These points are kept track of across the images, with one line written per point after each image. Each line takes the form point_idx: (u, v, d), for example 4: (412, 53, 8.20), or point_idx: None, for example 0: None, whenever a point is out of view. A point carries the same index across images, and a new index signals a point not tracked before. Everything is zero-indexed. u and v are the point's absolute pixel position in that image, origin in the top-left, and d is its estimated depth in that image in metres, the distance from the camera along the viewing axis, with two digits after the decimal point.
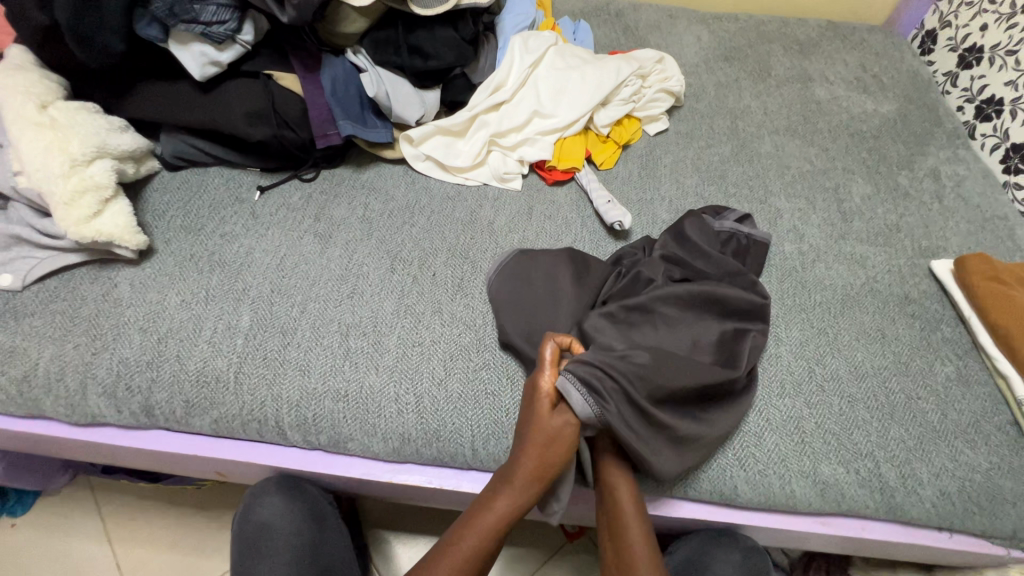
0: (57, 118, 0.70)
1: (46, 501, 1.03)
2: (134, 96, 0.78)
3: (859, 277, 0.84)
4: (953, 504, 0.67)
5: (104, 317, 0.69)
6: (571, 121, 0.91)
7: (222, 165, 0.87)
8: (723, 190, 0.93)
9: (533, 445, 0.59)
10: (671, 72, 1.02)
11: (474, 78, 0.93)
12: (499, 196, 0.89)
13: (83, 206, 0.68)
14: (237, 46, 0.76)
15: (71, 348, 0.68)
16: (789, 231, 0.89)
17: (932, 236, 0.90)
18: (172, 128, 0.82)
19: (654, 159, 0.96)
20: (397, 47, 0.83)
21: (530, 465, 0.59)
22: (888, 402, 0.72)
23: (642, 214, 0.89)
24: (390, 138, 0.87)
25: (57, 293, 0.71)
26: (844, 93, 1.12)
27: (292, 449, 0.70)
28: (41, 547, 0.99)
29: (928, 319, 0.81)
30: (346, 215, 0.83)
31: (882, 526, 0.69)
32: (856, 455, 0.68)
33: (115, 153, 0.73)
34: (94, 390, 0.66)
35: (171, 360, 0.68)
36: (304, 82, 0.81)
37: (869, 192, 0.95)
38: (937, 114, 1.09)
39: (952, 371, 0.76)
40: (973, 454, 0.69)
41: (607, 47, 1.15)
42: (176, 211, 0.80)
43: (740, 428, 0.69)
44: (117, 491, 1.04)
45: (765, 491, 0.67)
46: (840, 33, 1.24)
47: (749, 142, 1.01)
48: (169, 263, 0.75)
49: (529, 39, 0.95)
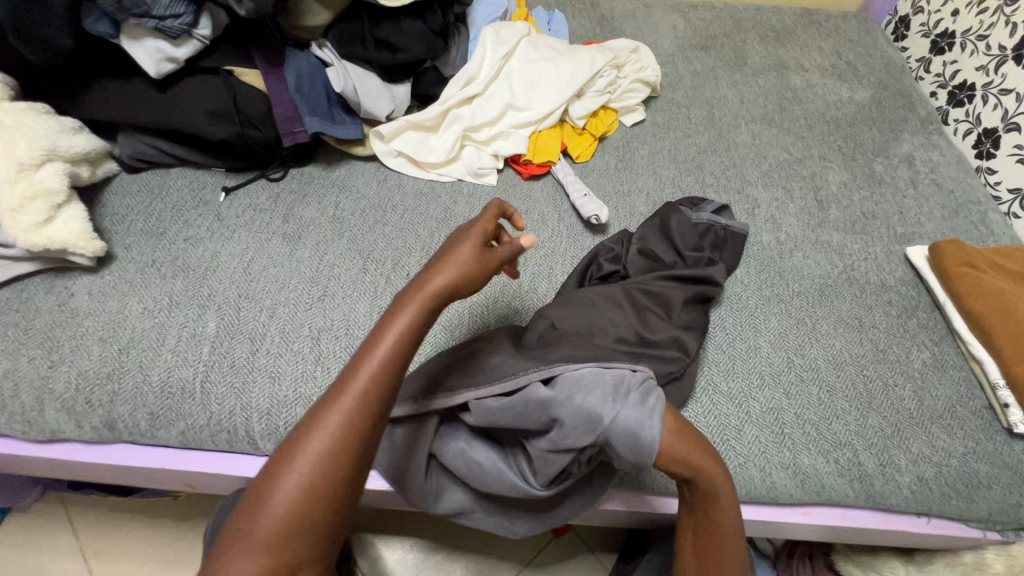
0: (2, 120, 0.66)
1: (14, 519, 0.99)
2: (87, 96, 0.75)
3: (837, 265, 0.84)
4: (931, 490, 0.67)
5: (61, 328, 0.66)
6: (546, 113, 0.89)
7: (184, 166, 0.83)
8: (700, 181, 0.92)
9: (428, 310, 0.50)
10: (647, 62, 1.01)
11: (446, 71, 0.90)
12: (474, 191, 0.87)
13: (33, 212, 0.65)
14: (195, 41, 0.73)
15: (25, 362, 0.64)
16: (767, 221, 0.88)
17: (907, 222, 0.91)
18: (130, 129, 0.78)
19: (631, 151, 0.95)
20: (363, 40, 0.80)
21: (405, 339, 0.48)
22: (866, 390, 0.72)
23: (620, 207, 0.87)
24: (360, 134, 0.84)
25: (11, 305, 0.67)
26: (820, 80, 1.11)
27: (265, 459, 0.68)
28: (11, 566, 0.95)
29: (904, 306, 0.81)
30: (315, 214, 0.81)
31: (862, 513, 0.69)
32: (836, 445, 0.68)
33: (68, 156, 0.70)
34: (52, 405, 0.64)
35: (133, 370, 0.65)
36: (268, 78, 0.78)
37: (845, 180, 0.95)
38: (911, 100, 1.10)
39: (928, 357, 0.76)
40: (950, 439, 0.70)
41: (582, 38, 1.14)
42: (137, 215, 0.77)
43: (721, 422, 0.68)
44: (90, 507, 1.01)
45: (746, 484, 0.66)
46: (815, 21, 1.24)
47: (726, 131, 1.00)
48: (130, 270, 0.72)
49: (501, 31, 0.93)
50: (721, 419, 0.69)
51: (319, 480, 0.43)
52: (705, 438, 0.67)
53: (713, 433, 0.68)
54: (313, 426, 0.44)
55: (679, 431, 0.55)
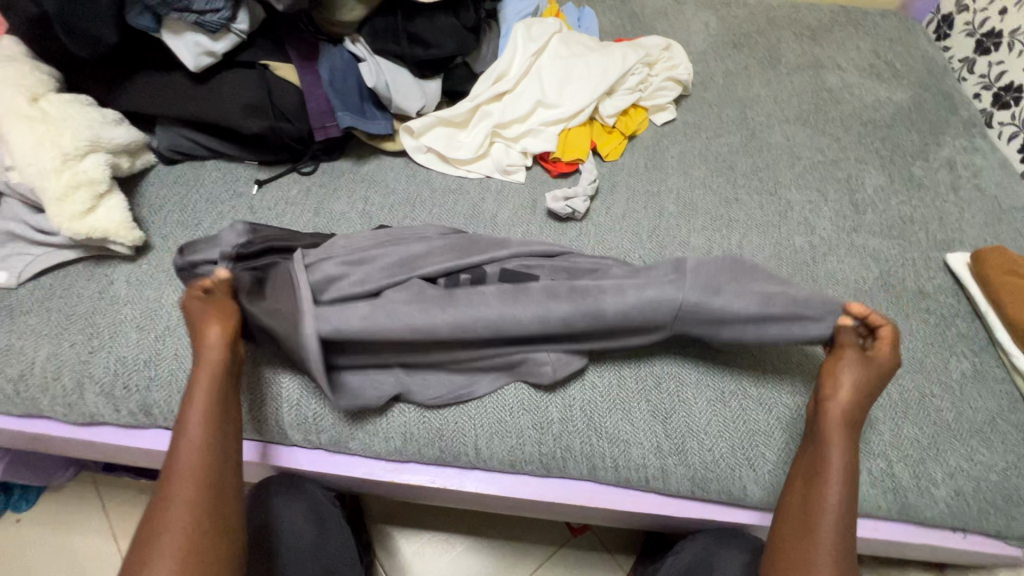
0: (48, 111, 0.68)
1: (49, 497, 1.03)
2: (128, 89, 0.76)
3: (873, 271, 0.82)
4: (968, 505, 0.65)
5: (101, 314, 0.68)
6: (576, 111, 0.88)
7: (219, 159, 0.84)
8: (731, 181, 0.91)
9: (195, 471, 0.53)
10: (678, 60, 1.00)
11: (476, 68, 0.91)
12: (502, 188, 0.87)
13: (77, 201, 0.66)
14: (233, 36, 0.74)
15: (67, 346, 0.66)
16: (800, 224, 0.86)
17: (948, 228, 0.88)
18: (168, 121, 0.80)
19: (661, 150, 0.94)
20: (397, 36, 0.81)
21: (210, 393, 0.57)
22: (902, 400, 0.70)
23: (649, 207, 0.86)
24: (391, 129, 0.85)
25: (54, 290, 0.70)
26: (856, 80, 1.08)
27: (293, 449, 0.69)
28: (46, 543, 0.99)
29: (943, 314, 0.79)
30: (346, 208, 0.81)
31: (894, 526, 0.67)
32: (869, 455, 0.67)
33: (110, 147, 0.72)
34: (91, 389, 0.65)
35: (169, 358, 0.67)
36: (302, 72, 0.79)
37: (883, 183, 0.93)
38: (954, 101, 1.06)
39: (968, 368, 0.74)
40: (990, 454, 0.67)
41: (612, 34, 1.12)
42: (173, 206, 0.79)
43: (750, 428, 0.67)
44: (121, 488, 1.03)
45: (774, 491, 0.65)
46: (853, 19, 1.20)
47: (759, 132, 0.98)
48: (167, 259, 0.74)
49: (532, 27, 0.93)
50: (750, 425, 0.67)
51: (193, 539, 0.50)
52: (733, 443, 0.66)
53: (742, 438, 0.67)
54: (167, 503, 0.51)
55: (867, 384, 0.60)
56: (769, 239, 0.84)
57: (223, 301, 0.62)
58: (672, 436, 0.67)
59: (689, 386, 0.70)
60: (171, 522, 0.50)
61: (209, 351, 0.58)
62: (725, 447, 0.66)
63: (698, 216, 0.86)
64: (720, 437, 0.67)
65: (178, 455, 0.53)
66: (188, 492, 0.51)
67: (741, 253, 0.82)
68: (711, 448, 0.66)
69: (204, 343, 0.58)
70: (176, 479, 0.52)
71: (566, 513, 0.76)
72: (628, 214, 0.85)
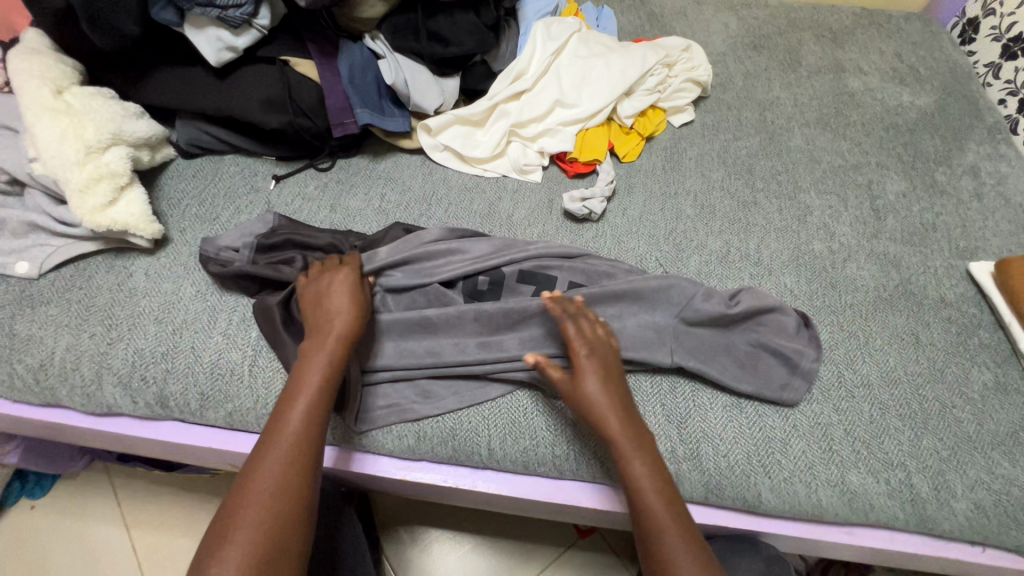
0: (72, 104, 0.69)
1: (63, 485, 1.04)
2: (149, 83, 0.77)
3: (893, 278, 0.81)
4: (989, 519, 0.64)
5: (120, 306, 0.69)
6: (594, 111, 0.88)
7: (237, 153, 0.85)
8: (750, 185, 0.90)
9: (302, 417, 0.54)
10: (698, 61, 0.99)
11: (495, 66, 0.90)
12: (519, 188, 0.86)
13: (98, 194, 0.67)
14: (254, 31, 0.74)
15: (86, 337, 0.67)
16: (819, 229, 0.85)
17: (971, 236, 0.86)
18: (188, 115, 0.80)
19: (679, 152, 0.93)
20: (417, 33, 0.80)
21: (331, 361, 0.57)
22: (921, 410, 0.69)
23: (666, 209, 0.85)
24: (408, 127, 0.85)
25: (74, 281, 0.70)
26: (879, 84, 1.07)
27: None
28: (59, 530, 1.00)
29: (965, 324, 0.77)
30: (362, 205, 0.81)
31: (911, 538, 0.67)
32: (888, 465, 0.66)
33: (131, 140, 0.72)
34: (109, 380, 0.66)
35: (186, 351, 0.67)
36: (322, 69, 0.79)
37: (904, 189, 0.91)
38: (978, 107, 1.04)
39: (990, 379, 0.73)
40: (1012, 467, 0.66)
41: (631, 34, 1.12)
42: (191, 200, 0.79)
43: (766, 434, 0.67)
44: (133, 478, 1.04)
45: (790, 500, 0.64)
46: (876, 21, 1.19)
47: (779, 135, 0.97)
48: (185, 253, 0.74)
49: (552, 26, 0.92)
50: (766, 431, 0.67)
51: (285, 489, 0.50)
52: (749, 450, 0.66)
53: (757, 444, 0.66)
54: (273, 442, 0.52)
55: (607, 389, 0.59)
56: (788, 244, 0.83)
57: (339, 268, 0.65)
58: (687, 441, 0.66)
59: (705, 390, 0.69)
60: (268, 471, 0.50)
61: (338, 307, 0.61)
62: (742, 453, 0.66)
63: (716, 219, 0.85)
64: (735, 442, 0.66)
65: (289, 407, 0.54)
66: (285, 446, 0.52)
67: (758, 257, 0.81)
68: (726, 454, 0.65)
69: (330, 305, 0.61)
70: (281, 432, 0.52)
71: (577, 516, 0.76)
72: (645, 216, 0.84)
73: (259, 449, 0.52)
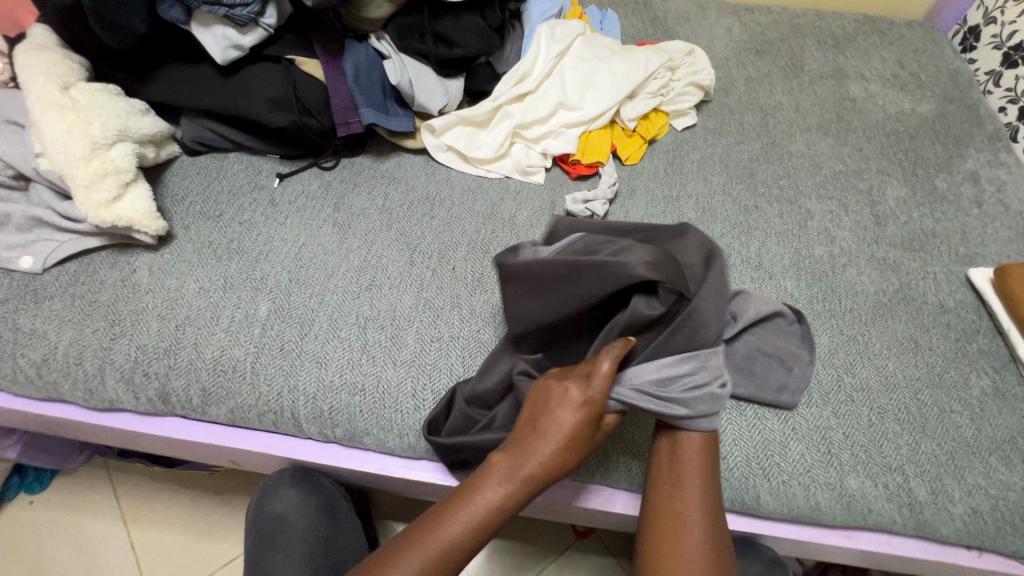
0: (78, 100, 0.69)
1: (62, 480, 1.04)
2: (154, 80, 0.77)
3: (893, 284, 0.81)
4: (985, 524, 0.64)
5: (123, 302, 0.69)
6: (597, 114, 0.88)
7: (241, 151, 0.85)
8: (751, 189, 0.90)
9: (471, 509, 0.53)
10: (701, 66, 0.99)
11: (499, 67, 0.91)
12: (521, 189, 0.87)
13: (103, 190, 0.67)
14: (260, 30, 0.74)
15: (89, 333, 0.67)
16: (820, 234, 0.86)
17: (970, 243, 0.87)
18: (194, 113, 0.81)
19: (681, 155, 0.94)
20: (422, 34, 0.81)
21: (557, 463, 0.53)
22: (919, 415, 0.70)
23: (668, 212, 0.86)
24: (412, 127, 0.85)
25: (78, 276, 0.70)
26: (880, 91, 1.07)
27: (306, 442, 0.69)
28: (58, 526, 1.00)
29: (964, 330, 0.78)
30: (365, 204, 0.82)
31: (908, 542, 0.67)
32: (886, 469, 0.66)
33: (137, 137, 0.72)
34: (112, 375, 0.66)
35: (188, 348, 0.67)
36: (327, 68, 0.79)
37: (905, 195, 0.92)
38: (978, 115, 1.05)
39: (988, 385, 0.73)
40: (1009, 472, 0.66)
41: (634, 38, 1.12)
42: (195, 197, 0.79)
43: (766, 437, 0.67)
44: (132, 474, 1.05)
45: (789, 502, 0.65)
46: (878, 28, 1.19)
47: (780, 139, 0.97)
48: (189, 249, 0.74)
49: (556, 28, 0.93)
50: (766, 434, 0.67)
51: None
52: (748, 452, 0.66)
53: (757, 447, 0.66)
54: (422, 537, 0.52)
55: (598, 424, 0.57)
56: (789, 248, 0.84)
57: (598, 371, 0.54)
58: None
59: None
60: (416, 557, 0.51)
61: (569, 411, 0.54)
62: (741, 456, 0.66)
63: (717, 222, 0.85)
64: (735, 444, 0.66)
65: (482, 501, 0.53)
66: (440, 550, 0.51)
67: (759, 261, 0.82)
68: (725, 456, 0.66)
69: (569, 406, 0.54)
70: (442, 525, 0.53)
71: (577, 516, 0.76)
72: (647, 218, 0.85)
73: (399, 547, 0.53)
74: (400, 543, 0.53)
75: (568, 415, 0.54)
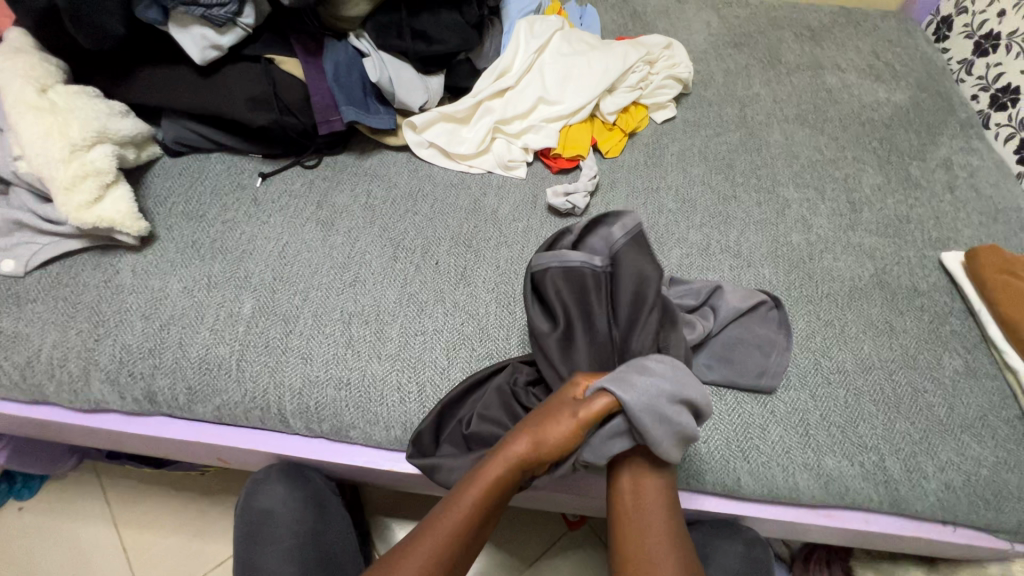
0: (57, 102, 0.69)
1: (52, 486, 1.04)
2: (134, 82, 0.77)
3: (868, 269, 0.83)
4: (958, 498, 0.66)
5: (107, 303, 0.69)
6: (577, 108, 0.89)
7: (224, 151, 0.86)
8: (730, 179, 0.92)
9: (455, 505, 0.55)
10: (679, 59, 1.01)
11: (479, 64, 0.92)
12: (503, 184, 0.88)
13: (84, 191, 0.67)
14: (238, 29, 0.75)
15: (73, 334, 0.67)
16: (797, 222, 0.87)
17: (943, 228, 0.89)
18: (174, 114, 0.81)
19: (661, 147, 0.95)
20: (400, 31, 0.81)
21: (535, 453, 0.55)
22: (894, 395, 0.71)
23: (648, 203, 0.87)
24: (393, 124, 0.86)
25: (60, 279, 0.71)
26: (856, 81, 1.09)
27: (293, 437, 0.70)
28: (49, 531, 1.00)
29: (937, 312, 0.80)
30: (348, 201, 0.82)
31: (885, 519, 0.69)
32: (862, 448, 0.68)
33: (117, 138, 0.73)
34: (97, 376, 0.66)
35: (173, 347, 0.68)
36: (306, 66, 0.80)
37: (880, 182, 0.94)
38: (951, 103, 1.07)
39: (961, 365, 0.75)
40: (980, 448, 0.68)
41: (614, 33, 1.13)
42: (178, 197, 0.80)
43: (745, 421, 0.68)
44: (122, 477, 1.04)
45: (767, 483, 0.66)
46: (853, 20, 1.21)
47: (758, 130, 0.99)
48: (172, 250, 0.75)
49: (535, 24, 0.94)
50: (744, 418, 0.69)
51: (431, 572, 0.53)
52: (727, 435, 0.67)
53: (736, 431, 0.68)
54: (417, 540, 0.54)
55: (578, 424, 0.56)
56: (767, 237, 0.85)
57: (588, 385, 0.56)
58: None
59: None
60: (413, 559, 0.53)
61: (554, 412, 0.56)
62: (720, 440, 0.67)
63: (696, 212, 0.87)
64: (716, 428, 0.68)
65: (469, 498, 0.55)
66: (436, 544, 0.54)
67: (737, 249, 0.83)
68: (705, 440, 0.67)
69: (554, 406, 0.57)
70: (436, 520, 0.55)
71: (561, 504, 0.78)
72: (627, 210, 0.86)
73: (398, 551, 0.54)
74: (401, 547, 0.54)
75: (558, 416, 0.55)
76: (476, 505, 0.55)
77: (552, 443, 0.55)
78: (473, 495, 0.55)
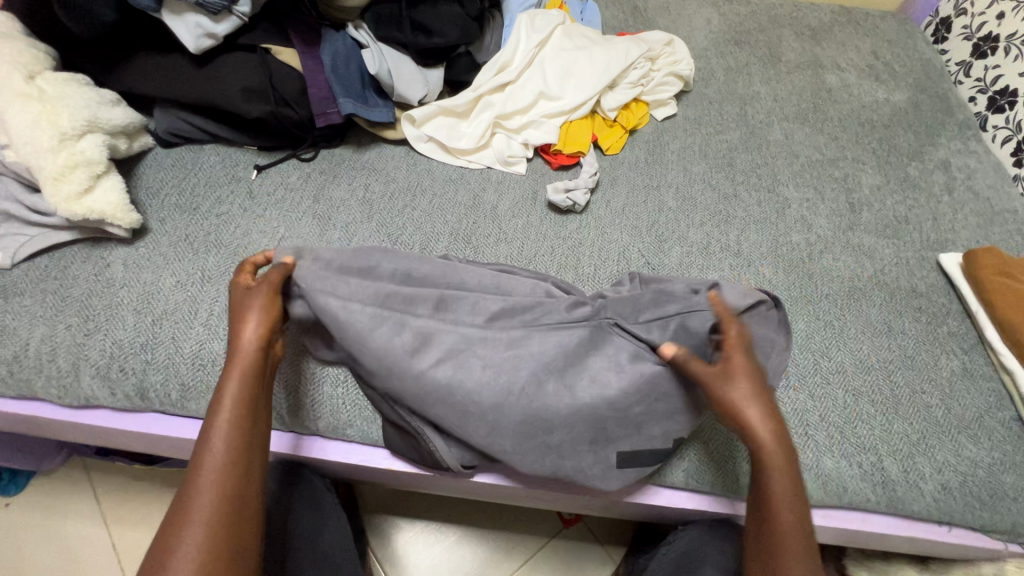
0: (45, 89, 0.67)
1: (39, 482, 1.02)
2: (126, 70, 0.75)
3: (868, 269, 0.83)
4: (955, 499, 0.66)
5: (98, 297, 0.68)
6: (578, 103, 0.88)
7: (218, 142, 0.84)
8: (731, 178, 0.91)
9: (206, 459, 0.49)
10: (680, 56, 1.00)
11: (479, 57, 0.91)
12: (503, 179, 0.87)
13: (74, 181, 0.66)
14: (234, 18, 0.73)
15: (62, 328, 0.66)
16: (797, 222, 0.87)
17: (941, 229, 0.89)
18: (167, 104, 0.79)
19: (662, 145, 0.94)
20: (400, 22, 0.80)
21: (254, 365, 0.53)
22: (892, 396, 0.71)
23: (648, 200, 0.87)
24: (392, 117, 0.84)
25: (48, 271, 0.69)
26: (856, 81, 1.09)
27: (291, 435, 0.69)
28: (36, 527, 0.98)
29: (935, 313, 0.80)
30: (346, 196, 0.81)
31: (882, 519, 0.69)
32: (860, 449, 0.68)
33: (107, 128, 0.71)
34: (87, 371, 0.65)
35: (166, 343, 0.66)
36: (303, 57, 0.78)
37: (879, 183, 0.94)
38: (950, 104, 1.07)
39: (958, 366, 0.75)
40: (977, 449, 0.69)
41: (614, 28, 1.12)
42: (171, 189, 0.78)
43: None
44: (112, 473, 1.03)
45: None
46: (854, 20, 1.21)
47: (758, 129, 0.99)
48: (164, 243, 0.73)
49: (536, 18, 0.93)
50: None
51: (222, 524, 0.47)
52: (726, 435, 0.67)
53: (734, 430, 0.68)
54: (189, 507, 0.47)
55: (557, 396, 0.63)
56: (767, 237, 0.85)
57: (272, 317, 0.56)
58: None
59: None
60: (192, 531, 0.46)
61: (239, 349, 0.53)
62: (719, 440, 0.67)
63: (697, 211, 0.86)
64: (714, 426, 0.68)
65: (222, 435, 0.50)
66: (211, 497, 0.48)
67: (738, 248, 0.83)
68: (705, 440, 0.67)
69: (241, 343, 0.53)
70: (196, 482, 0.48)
71: (558, 503, 0.77)
72: (628, 207, 0.85)
73: (165, 539, 0.46)
74: (167, 532, 0.47)
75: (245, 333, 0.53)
76: (235, 440, 0.50)
77: (248, 342, 0.53)
78: (219, 440, 0.50)
